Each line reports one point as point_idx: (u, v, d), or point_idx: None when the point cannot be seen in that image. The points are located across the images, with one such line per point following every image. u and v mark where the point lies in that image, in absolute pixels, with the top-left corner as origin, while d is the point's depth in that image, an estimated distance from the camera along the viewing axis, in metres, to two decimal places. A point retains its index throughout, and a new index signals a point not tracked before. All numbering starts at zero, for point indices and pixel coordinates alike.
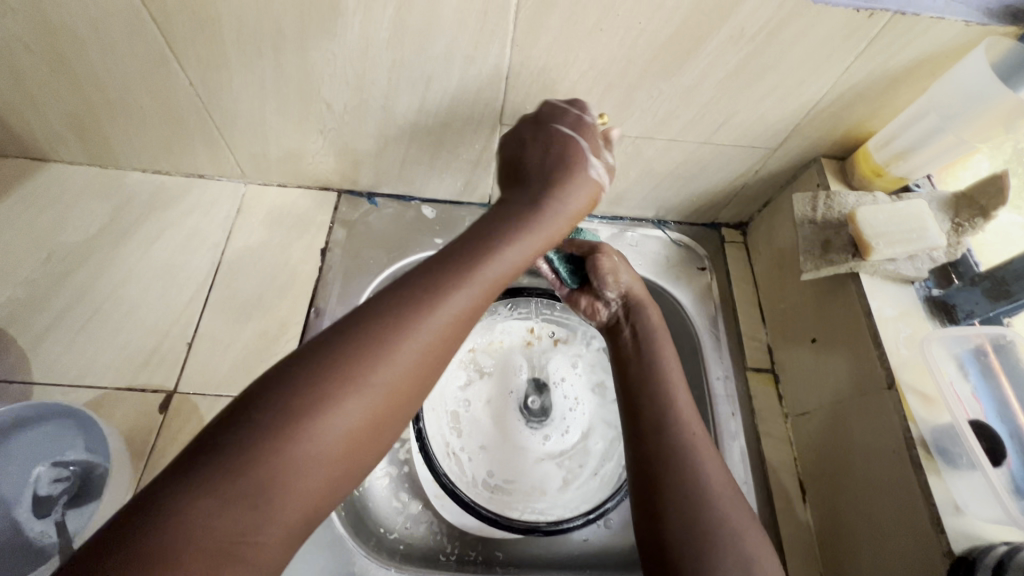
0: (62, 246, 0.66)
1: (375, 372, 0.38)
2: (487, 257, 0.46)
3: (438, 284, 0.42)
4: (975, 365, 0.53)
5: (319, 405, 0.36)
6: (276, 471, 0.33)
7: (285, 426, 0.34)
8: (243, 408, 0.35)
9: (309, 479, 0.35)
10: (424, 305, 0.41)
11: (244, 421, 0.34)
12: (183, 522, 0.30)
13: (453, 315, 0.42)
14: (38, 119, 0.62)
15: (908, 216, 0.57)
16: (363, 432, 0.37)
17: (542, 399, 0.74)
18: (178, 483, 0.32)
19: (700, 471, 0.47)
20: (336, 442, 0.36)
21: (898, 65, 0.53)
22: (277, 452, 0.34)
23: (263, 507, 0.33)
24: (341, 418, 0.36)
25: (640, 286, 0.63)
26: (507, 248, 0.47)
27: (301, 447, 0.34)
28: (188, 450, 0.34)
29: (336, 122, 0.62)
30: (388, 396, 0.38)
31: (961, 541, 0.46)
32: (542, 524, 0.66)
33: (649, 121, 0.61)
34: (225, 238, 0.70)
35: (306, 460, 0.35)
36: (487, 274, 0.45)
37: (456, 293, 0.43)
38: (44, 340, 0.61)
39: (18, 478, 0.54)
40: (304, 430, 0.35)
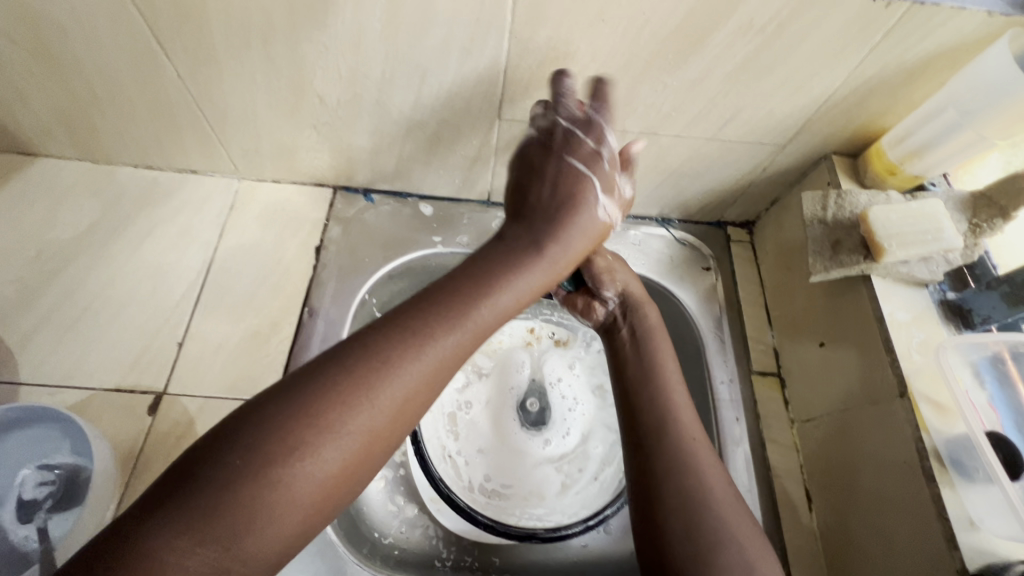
0: (50, 244, 0.65)
1: (358, 415, 0.36)
2: (478, 297, 0.44)
3: (426, 323, 0.41)
4: (992, 373, 0.51)
5: (297, 448, 0.34)
6: (251, 513, 0.32)
7: (261, 469, 0.33)
8: (219, 441, 0.34)
9: (284, 522, 0.34)
10: (412, 344, 0.40)
11: (220, 458, 0.33)
12: (154, 562, 0.30)
13: (443, 356, 0.41)
14: (25, 112, 0.61)
15: (922, 216, 0.54)
16: (342, 475, 0.36)
17: (541, 402, 0.72)
18: (151, 519, 0.31)
19: (700, 479, 0.45)
20: (315, 486, 0.35)
21: (915, 57, 0.51)
22: (251, 495, 0.32)
23: (236, 550, 0.32)
24: (319, 461, 0.35)
25: (637, 285, 0.62)
26: (502, 284, 0.45)
27: (276, 492, 0.33)
28: (163, 482, 0.33)
29: (330, 117, 0.61)
30: (368, 441, 0.37)
31: (976, 557, 0.44)
32: (540, 531, 0.65)
33: (653, 117, 0.59)
34: (217, 236, 0.69)
35: (282, 504, 0.33)
36: (476, 315, 0.43)
37: (446, 333, 0.41)
38: (31, 340, 0.60)
39: (4, 481, 0.53)
40: (282, 473, 0.33)
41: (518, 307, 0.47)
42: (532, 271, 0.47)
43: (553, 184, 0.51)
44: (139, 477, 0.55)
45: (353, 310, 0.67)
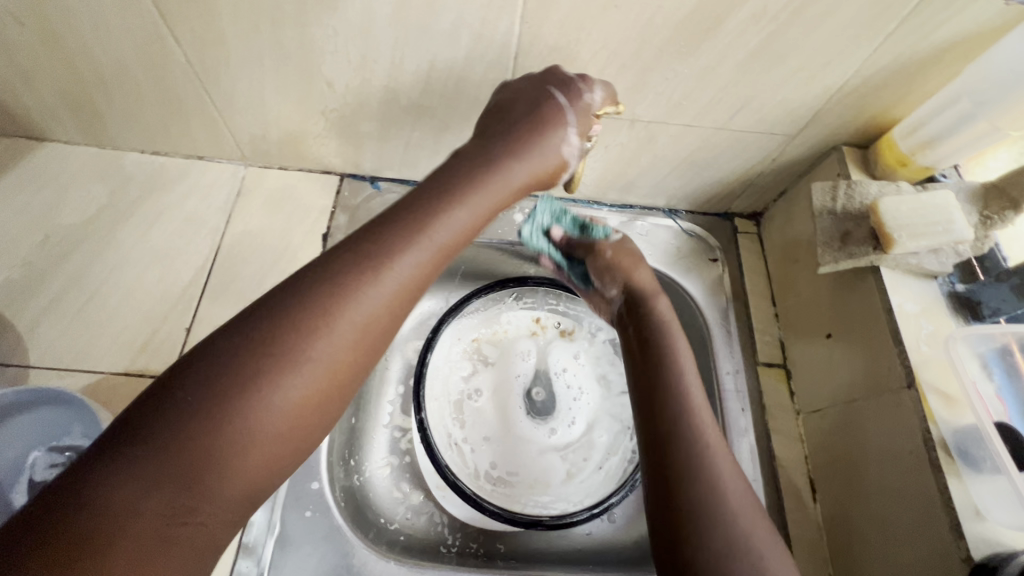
0: (58, 228, 0.65)
1: (315, 345, 0.37)
2: (432, 219, 0.43)
3: (380, 249, 0.40)
4: (1000, 365, 0.51)
5: (247, 381, 0.34)
6: (208, 451, 0.33)
7: (213, 404, 0.34)
8: (169, 381, 0.34)
9: (245, 456, 0.34)
10: (365, 270, 0.39)
11: (170, 396, 0.33)
12: (116, 505, 0.30)
13: (401, 283, 0.40)
14: (32, 96, 0.61)
15: (934, 208, 0.54)
16: (303, 405, 0.36)
17: (546, 390, 0.72)
18: (105, 463, 0.31)
19: (710, 466, 0.45)
20: (273, 419, 0.35)
21: (930, 46, 0.51)
22: (205, 432, 0.33)
23: (199, 488, 0.33)
24: (277, 392, 0.35)
25: (651, 280, 0.62)
26: (458, 212, 0.45)
27: (231, 426, 0.34)
28: (115, 426, 0.33)
29: (338, 103, 0.60)
30: (329, 370, 0.37)
31: (981, 547, 0.45)
32: (546, 518, 0.62)
33: (662, 106, 0.58)
34: (224, 222, 0.69)
35: (240, 437, 0.34)
36: (430, 237, 0.42)
37: (401, 259, 0.41)
38: (40, 324, 0.60)
39: (15, 461, 0.54)
40: (237, 407, 0.34)
41: (471, 231, 0.46)
42: (484, 195, 0.47)
43: (528, 106, 0.50)
44: None
45: None
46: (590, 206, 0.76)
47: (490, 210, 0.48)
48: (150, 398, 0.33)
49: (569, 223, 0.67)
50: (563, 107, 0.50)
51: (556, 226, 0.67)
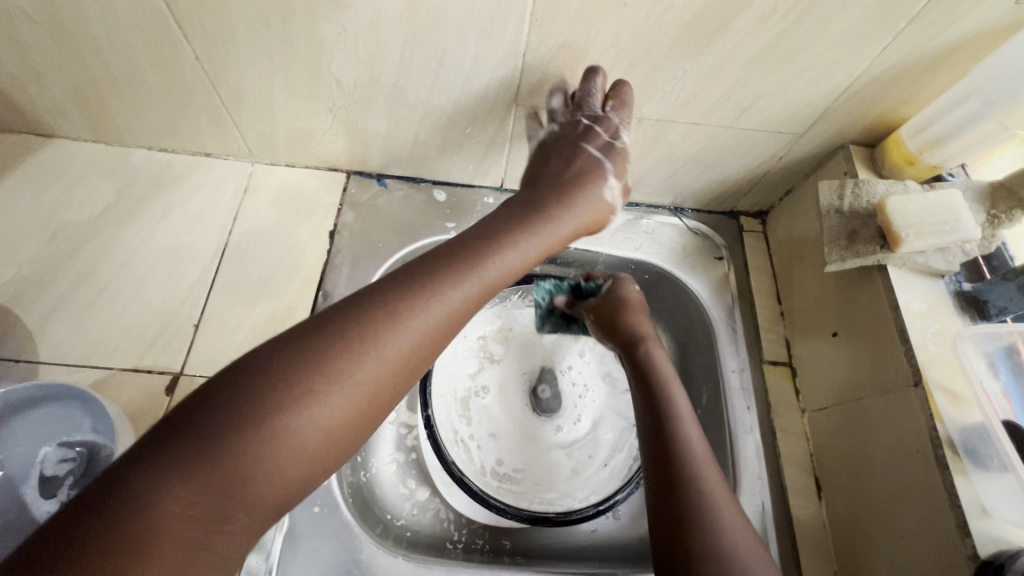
0: (66, 225, 0.65)
1: (363, 368, 0.38)
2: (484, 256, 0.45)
3: (434, 279, 0.42)
4: (1007, 364, 0.51)
5: (298, 399, 0.35)
6: (254, 464, 0.34)
7: (263, 419, 0.34)
8: (219, 390, 0.35)
9: (287, 471, 0.35)
10: (418, 298, 0.40)
11: (220, 405, 0.34)
12: (157, 507, 0.32)
13: (449, 313, 0.42)
14: (41, 92, 0.61)
15: (941, 207, 0.54)
16: (345, 424, 0.37)
17: (553, 388, 0.72)
18: (150, 465, 0.32)
19: (706, 494, 0.44)
20: (318, 437, 0.36)
21: (939, 45, 0.51)
22: (252, 446, 0.34)
23: (239, 498, 0.34)
24: (325, 413, 0.36)
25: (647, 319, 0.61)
26: (506, 249, 0.46)
27: (279, 443, 0.35)
28: (160, 430, 0.34)
29: (346, 100, 0.60)
30: (373, 394, 0.38)
31: (988, 545, 0.45)
32: (553, 514, 0.65)
33: (670, 104, 0.58)
34: (232, 219, 0.69)
35: (284, 454, 0.35)
36: (481, 273, 0.44)
37: (452, 291, 0.42)
38: (49, 320, 0.60)
39: (26, 456, 0.54)
40: (286, 424, 0.35)
41: (519, 271, 0.48)
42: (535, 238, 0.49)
43: (567, 161, 0.56)
44: None
45: None
46: None
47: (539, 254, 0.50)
48: (198, 404, 0.34)
49: (566, 289, 0.68)
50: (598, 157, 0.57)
51: (555, 300, 0.69)
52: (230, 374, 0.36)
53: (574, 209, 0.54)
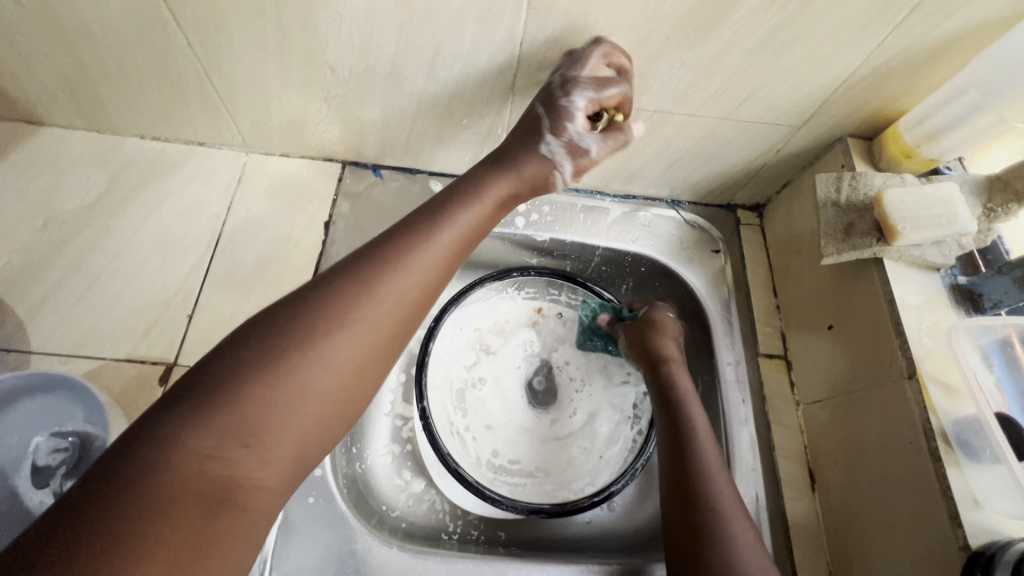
0: (58, 214, 0.65)
1: (361, 312, 0.41)
2: (456, 209, 0.49)
3: (415, 234, 0.46)
4: (1000, 356, 0.51)
5: (299, 344, 0.38)
6: (264, 410, 0.36)
7: (269, 363, 0.37)
8: (225, 348, 0.38)
9: (298, 417, 0.38)
10: (403, 249, 0.44)
11: (226, 360, 0.37)
12: (175, 462, 0.33)
13: (433, 262, 0.45)
14: (31, 79, 0.60)
15: (938, 200, 0.54)
16: (349, 367, 0.40)
17: (547, 380, 0.73)
18: (165, 423, 0.34)
19: (719, 508, 0.48)
20: (324, 378, 0.39)
21: (939, 37, 0.50)
22: (261, 390, 0.36)
23: (254, 446, 0.36)
24: (327, 358, 0.39)
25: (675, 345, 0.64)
26: (477, 205, 0.50)
27: (286, 387, 0.37)
28: (171, 394, 0.36)
29: (341, 89, 0.60)
30: (382, 328, 0.42)
31: (979, 536, 0.45)
32: (547, 506, 0.63)
33: (668, 94, 0.58)
34: (226, 209, 0.68)
35: (293, 398, 0.37)
36: (455, 225, 0.48)
37: (433, 243, 0.46)
38: (41, 310, 0.60)
39: (18, 447, 0.54)
40: (292, 368, 0.37)
41: (487, 227, 0.52)
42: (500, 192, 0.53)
43: (524, 132, 0.56)
44: None
45: None
46: (592, 195, 0.76)
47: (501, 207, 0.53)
48: (206, 366, 0.37)
49: (608, 308, 0.72)
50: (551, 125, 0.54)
51: (597, 316, 0.72)
52: (233, 340, 0.38)
53: (528, 168, 0.55)
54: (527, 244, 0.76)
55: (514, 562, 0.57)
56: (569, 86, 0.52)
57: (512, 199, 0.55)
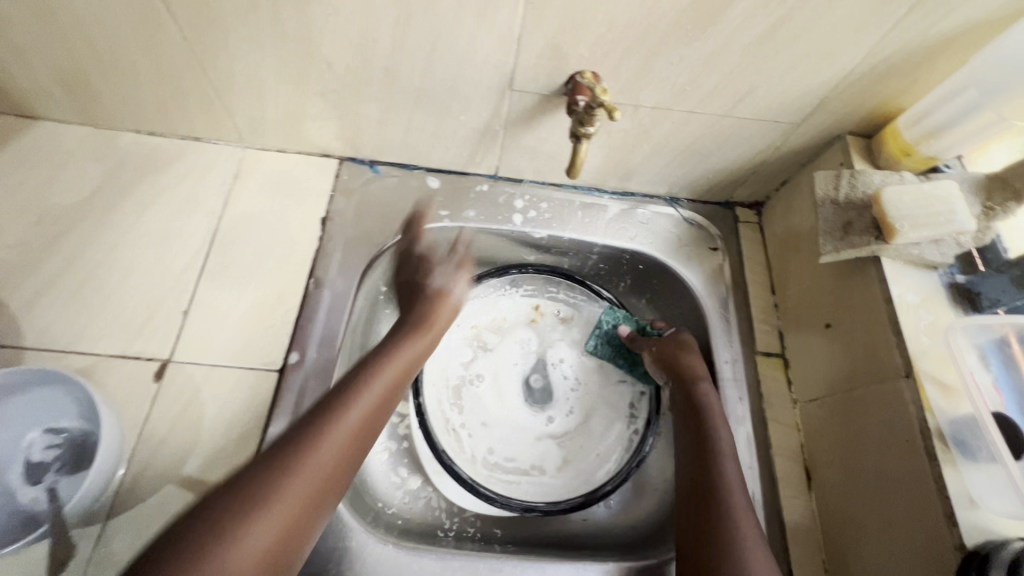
0: (53, 208, 0.64)
1: (314, 452, 0.46)
2: (387, 359, 0.57)
3: (354, 383, 0.53)
4: (998, 355, 0.51)
5: (257, 490, 0.42)
6: (223, 554, 0.38)
7: (229, 510, 0.40)
8: (188, 515, 0.40)
9: (253, 558, 0.39)
10: (346, 396, 0.51)
11: (189, 522, 0.40)
12: None
13: (375, 399, 0.53)
14: (25, 73, 0.60)
15: (936, 199, 0.54)
16: (303, 501, 0.44)
17: (544, 379, 0.73)
18: None
19: (738, 533, 0.49)
20: (279, 517, 0.42)
21: (939, 33, 0.50)
22: (220, 539, 0.39)
23: None
24: (283, 495, 0.43)
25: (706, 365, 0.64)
26: (399, 359, 0.58)
27: (244, 529, 0.40)
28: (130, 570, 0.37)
29: (337, 84, 0.59)
30: (344, 446, 0.48)
31: (974, 535, 0.45)
32: (540, 505, 0.64)
33: (667, 91, 0.58)
34: (222, 204, 0.68)
35: (251, 540, 0.40)
36: (386, 369, 0.56)
37: (373, 383, 0.53)
38: (35, 305, 0.59)
39: (12, 444, 0.54)
40: (250, 508, 0.41)
41: (416, 367, 0.60)
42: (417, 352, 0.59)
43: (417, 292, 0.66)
44: (146, 444, 0.54)
45: (360, 283, 0.66)
46: (590, 193, 0.76)
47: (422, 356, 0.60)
48: (170, 534, 0.39)
49: (629, 321, 0.73)
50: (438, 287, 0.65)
51: (619, 326, 0.72)
52: (196, 508, 0.41)
53: (439, 306, 0.64)
54: (524, 241, 0.75)
55: (509, 559, 0.57)
56: (415, 236, 0.68)
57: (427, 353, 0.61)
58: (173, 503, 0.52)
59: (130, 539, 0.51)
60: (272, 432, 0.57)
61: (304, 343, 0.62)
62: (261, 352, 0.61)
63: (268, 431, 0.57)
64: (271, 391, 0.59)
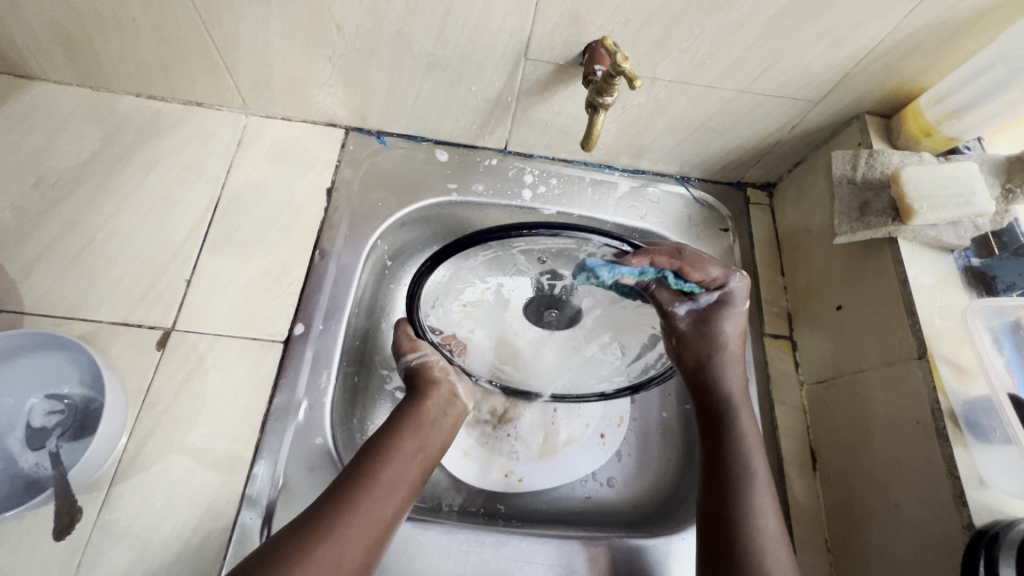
0: (51, 171, 0.63)
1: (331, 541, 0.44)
2: (405, 432, 0.52)
3: (372, 464, 0.49)
4: (1011, 339, 0.50)
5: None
6: None
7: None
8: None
9: None
10: (362, 478, 0.48)
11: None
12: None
13: (394, 479, 0.49)
14: (21, 29, 0.57)
15: (957, 180, 0.53)
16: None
17: (562, 310, 0.62)
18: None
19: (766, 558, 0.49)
20: None
21: (969, 8, 0.49)
22: None
23: None
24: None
25: (735, 345, 0.60)
26: (417, 428, 0.53)
27: None
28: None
29: (346, 48, 0.58)
30: (364, 535, 0.45)
31: (984, 515, 0.45)
32: (593, 398, 0.63)
33: (686, 64, 0.56)
34: (225, 171, 0.66)
35: None
36: (401, 445, 0.51)
37: (390, 463, 0.50)
38: (34, 269, 0.58)
39: (12, 408, 0.52)
40: None
41: (444, 437, 0.55)
42: (441, 421, 0.55)
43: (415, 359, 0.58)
44: (148, 413, 0.54)
45: (366, 254, 0.65)
46: (601, 169, 0.75)
47: (445, 421, 0.55)
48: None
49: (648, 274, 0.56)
50: (428, 360, 0.58)
51: (620, 279, 0.56)
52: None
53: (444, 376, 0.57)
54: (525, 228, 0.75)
55: (515, 534, 0.57)
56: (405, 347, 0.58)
57: (450, 417, 0.56)
58: (176, 472, 0.52)
59: (135, 506, 0.50)
60: (278, 402, 0.56)
61: (308, 314, 0.61)
62: (265, 322, 0.60)
63: (273, 401, 0.56)
64: (275, 361, 0.58)
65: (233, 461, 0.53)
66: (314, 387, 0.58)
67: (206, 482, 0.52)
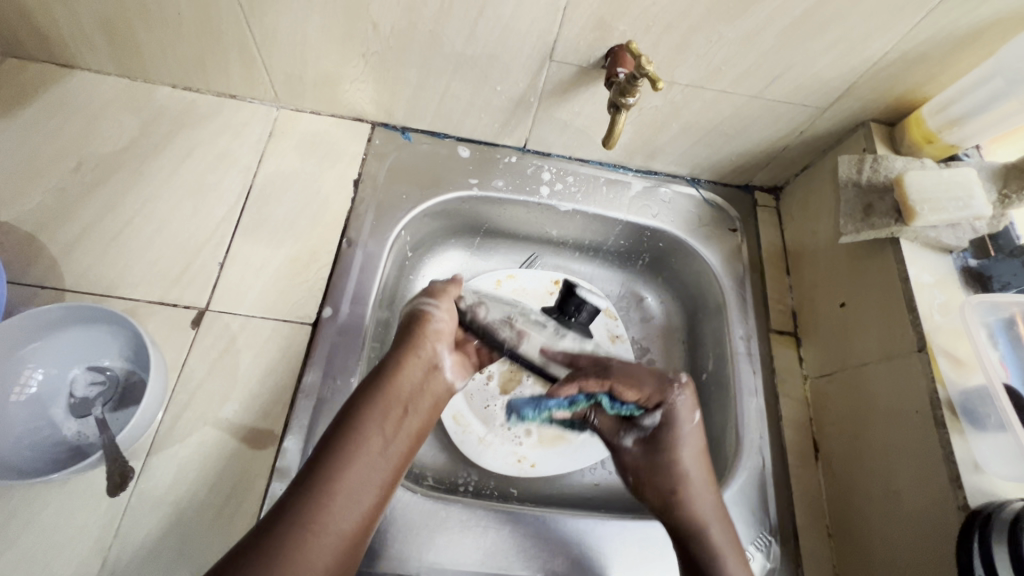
0: (91, 156, 0.65)
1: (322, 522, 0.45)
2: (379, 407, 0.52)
3: (349, 442, 0.50)
4: (1005, 335, 0.53)
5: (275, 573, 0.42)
6: None
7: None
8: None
9: None
10: (342, 456, 0.49)
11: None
12: None
13: (371, 457, 0.50)
14: (69, 20, 0.60)
15: (955, 184, 0.56)
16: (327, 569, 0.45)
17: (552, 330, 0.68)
18: None
19: None
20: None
21: (970, 23, 0.52)
22: None
23: None
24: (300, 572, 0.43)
25: (700, 466, 0.60)
26: (389, 406, 0.53)
27: None
28: None
29: (380, 46, 0.60)
30: (352, 512, 0.48)
31: (978, 497, 0.48)
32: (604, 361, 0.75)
33: (703, 69, 0.59)
34: (257, 161, 0.69)
35: None
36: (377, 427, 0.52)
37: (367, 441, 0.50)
38: (74, 249, 0.60)
39: (54, 379, 0.55)
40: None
41: (418, 411, 0.55)
42: (417, 398, 0.55)
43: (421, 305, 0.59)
44: (184, 386, 0.56)
45: (391, 243, 0.68)
46: (616, 169, 0.78)
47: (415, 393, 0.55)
48: None
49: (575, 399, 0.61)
50: (432, 319, 0.58)
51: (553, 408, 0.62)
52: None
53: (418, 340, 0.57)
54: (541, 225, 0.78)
55: (530, 512, 0.60)
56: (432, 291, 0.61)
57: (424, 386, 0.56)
58: (210, 444, 0.54)
59: (170, 475, 0.52)
60: (307, 380, 0.58)
61: (336, 299, 0.63)
62: (295, 306, 0.62)
63: (302, 379, 0.58)
64: (304, 343, 0.60)
65: (264, 435, 0.55)
66: (339, 365, 0.60)
67: (238, 454, 0.54)
